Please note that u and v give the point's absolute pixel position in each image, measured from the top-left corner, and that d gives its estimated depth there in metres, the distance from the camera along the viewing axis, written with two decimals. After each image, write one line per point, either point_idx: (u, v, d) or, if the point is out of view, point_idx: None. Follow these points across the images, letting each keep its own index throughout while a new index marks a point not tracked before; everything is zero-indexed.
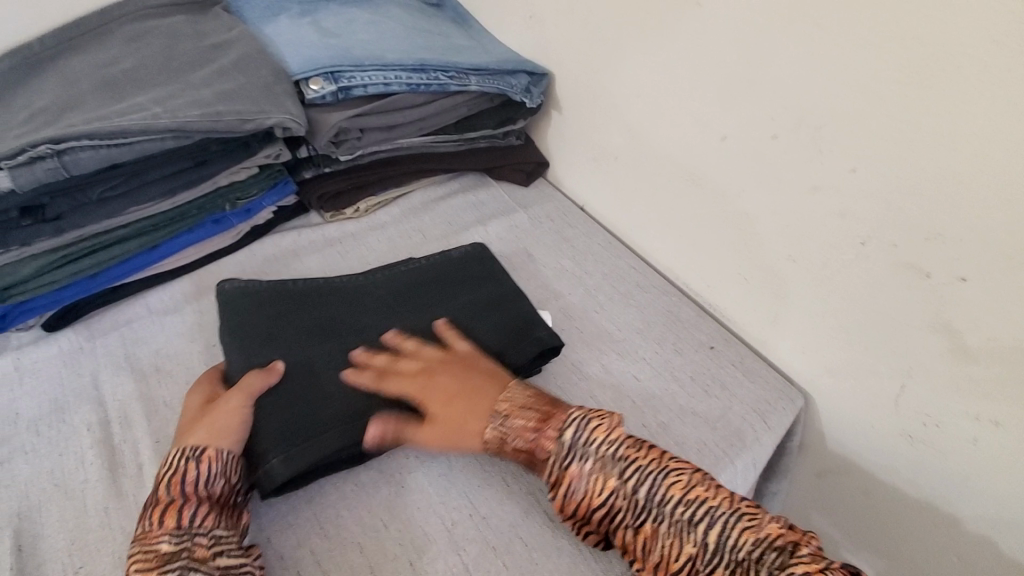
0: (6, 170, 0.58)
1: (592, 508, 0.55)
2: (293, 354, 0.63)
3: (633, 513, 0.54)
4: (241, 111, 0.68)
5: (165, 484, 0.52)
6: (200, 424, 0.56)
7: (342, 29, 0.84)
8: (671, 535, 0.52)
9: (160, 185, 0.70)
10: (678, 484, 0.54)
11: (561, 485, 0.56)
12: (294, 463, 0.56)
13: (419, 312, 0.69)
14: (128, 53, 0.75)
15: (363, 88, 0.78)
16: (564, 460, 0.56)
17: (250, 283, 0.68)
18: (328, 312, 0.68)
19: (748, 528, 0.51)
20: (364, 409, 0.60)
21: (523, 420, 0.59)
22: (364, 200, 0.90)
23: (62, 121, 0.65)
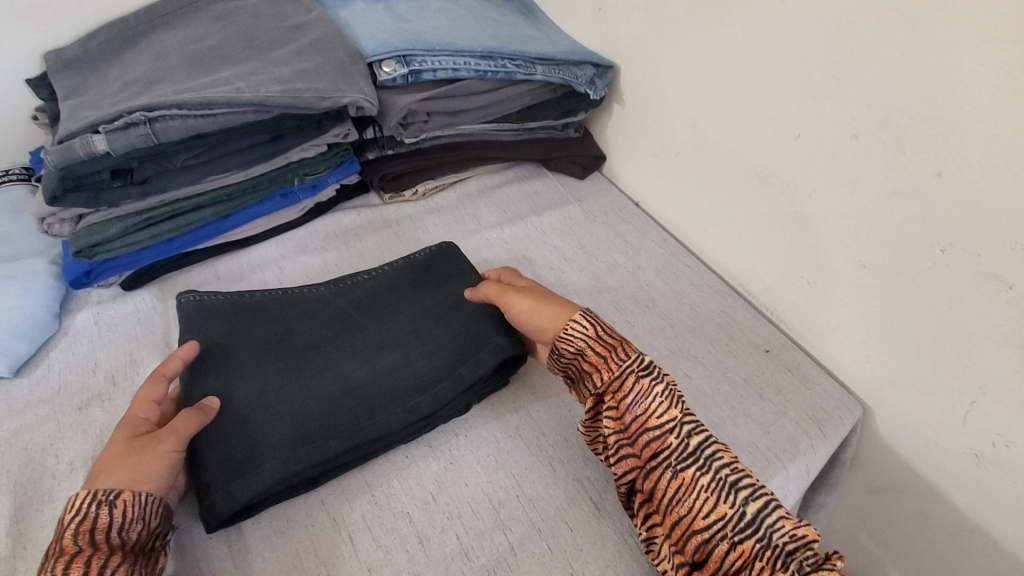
0: (103, 133, 0.62)
1: (646, 427, 0.58)
2: (244, 374, 0.61)
3: (680, 455, 0.56)
4: (318, 89, 0.70)
5: (71, 532, 0.48)
6: (115, 466, 0.52)
7: (414, 15, 0.86)
8: (709, 492, 0.54)
9: (238, 157, 0.73)
10: (728, 452, 0.57)
11: (628, 393, 0.59)
12: (235, 496, 0.54)
13: (379, 323, 0.68)
14: (214, 30, 0.78)
15: (433, 72, 0.80)
16: (642, 371, 0.59)
17: (208, 296, 0.67)
18: (285, 325, 0.67)
19: (785, 516, 0.54)
20: (313, 433, 0.58)
21: (603, 329, 0.63)
22: (423, 183, 0.92)
23: (153, 91, 0.69)
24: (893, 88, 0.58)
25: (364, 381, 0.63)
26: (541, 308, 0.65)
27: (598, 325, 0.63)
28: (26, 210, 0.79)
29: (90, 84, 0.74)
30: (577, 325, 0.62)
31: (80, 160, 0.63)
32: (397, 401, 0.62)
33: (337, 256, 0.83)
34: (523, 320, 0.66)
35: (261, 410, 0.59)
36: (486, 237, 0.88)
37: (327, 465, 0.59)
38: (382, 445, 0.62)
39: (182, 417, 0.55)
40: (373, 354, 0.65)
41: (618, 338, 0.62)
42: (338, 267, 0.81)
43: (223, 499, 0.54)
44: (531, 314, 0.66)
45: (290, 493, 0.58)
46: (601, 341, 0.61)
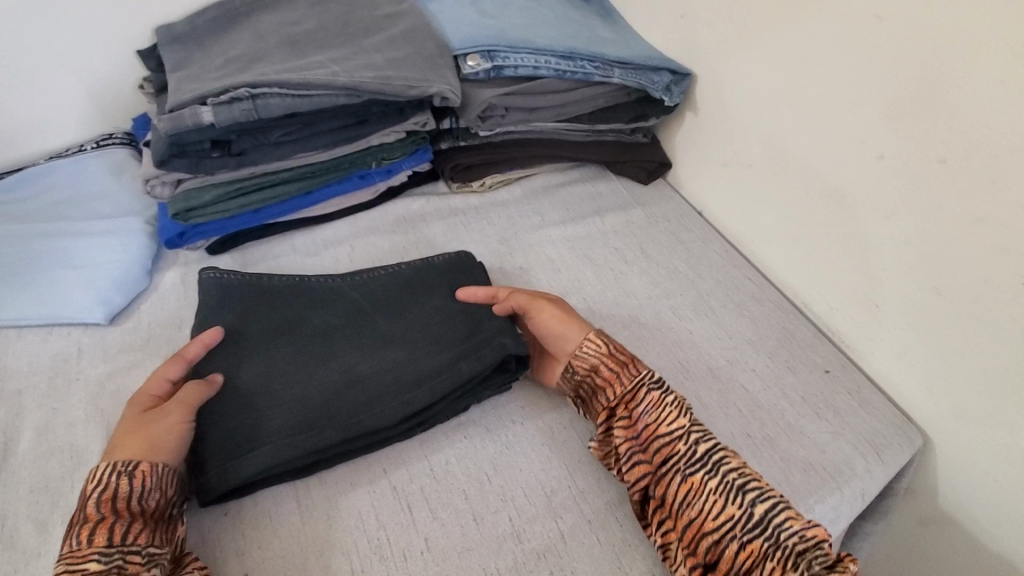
0: (211, 106, 0.67)
1: (657, 435, 0.60)
2: (254, 358, 0.64)
3: (688, 461, 0.58)
4: (408, 77, 0.73)
5: (94, 501, 0.50)
6: (128, 439, 0.55)
7: (498, 11, 0.88)
8: (717, 494, 0.56)
9: (326, 138, 0.77)
10: (736, 457, 0.58)
11: (640, 402, 0.61)
12: (230, 477, 0.56)
13: (389, 318, 0.69)
14: (311, 15, 0.82)
15: (514, 69, 0.81)
16: (651, 384, 0.62)
17: (228, 274, 0.70)
18: (300, 312, 0.69)
19: (794, 516, 0.54)
20: (310, 421, 0.60)
21: (617, 349, 0.65)
22: (490, 175, 0.94)
23: (255, 70, 0.75)
24: (988, 116, 0.57)
25: (368, 374, 0.64)
26: (569, 320, 0.67)
27: (613, 343, 0.65)
28: (126, 172, 0.85)
29: (196, 58, 0.79)
30: (591, 344, 0.65)
31: (187, 129, 0.67)
32: (394, 396, 0.62)
33: (404, 239, 0.86)
34: (547, 330, 0.67)
35: (265, 395, 0.62)
36: (549, 233, 0.90)
37: (320, 455, 0.60)
38: (378, 440, 0.62)
39: (189, 390, 0.58)
40: (380, 347, 0.66)
41: (627, 355, 0.65)
42: (405, 250, 0.85)
43: (218, 477, 0.56)
44: (559, 324, 0.67)
45: (283, 478, 0.60)
46: (614, 359, 0.64)
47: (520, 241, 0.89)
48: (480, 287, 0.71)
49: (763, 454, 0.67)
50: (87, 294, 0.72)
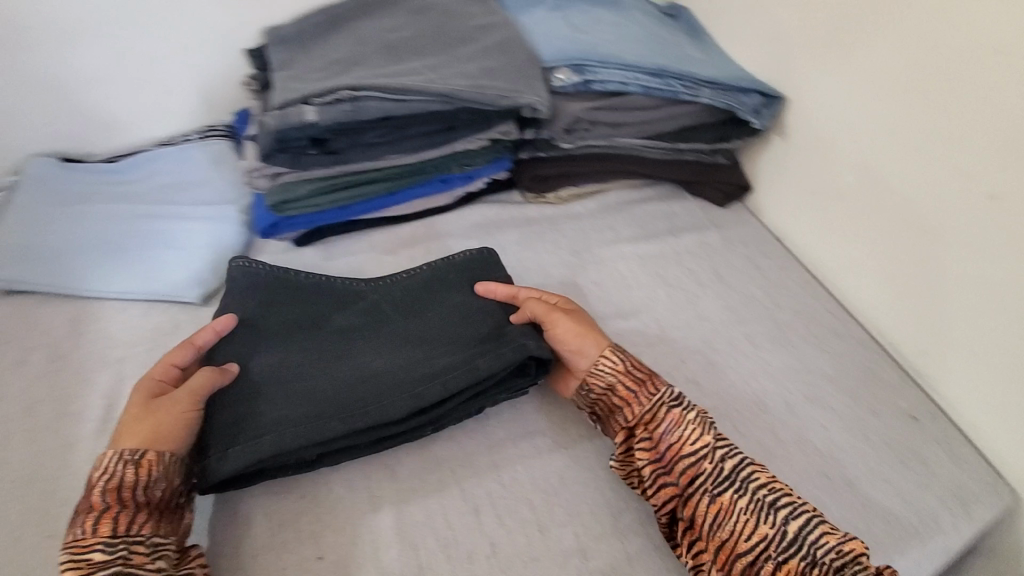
0: (317, 106, 0.71)
1: (681, 456, 0.59)
2: (269, 348, 0.65)
3: (715, 480, 0.57)
4: (501, 87, 0.74)
5: (99, 490, 0.51)
6: (135, 425, 0.55)
7: (588, 26, 0.89)
8: (748, 513, 0.56)
9: (415, 142, 0.79)
10: (764, 472, 0.58)
11: (661, 422, 0.61)
12: (233, 462, 0.56)
13: (405, 317, 0.69)
14: (409, 24, 0.85)
15: (602, 84, 0.82)
16: (672, 402, 0.62)
17: (253, 264, 0.71)
18: (320, 308, 0.69)
19: (828, 531, 0.55)
20: (320, 413, 0.60)
21: (633, 365, 0.64)
22: (565, 188, 0.95)
23: (352, 74, 0.78)
24: None
25: (381, 369, 0.63)
26: (586, 334, 0.66)
27: (630, 360, 0.64)
28: (225, 162, 0.90)
29: (300, 60, 0.84)
30: (607, 360, 0.64)
31: (293, 126, 0.71)
32: (404, 391, 0.61)
33: (478, 245, 0.89)
34: (563, 343, 0.66)
35: (276, 384, 0.62)
36: (622, 249, 0.90)
37: (326, 447, 0.59)
38: (385, 436, 0.61)
39: (199, 375, 0.59)
40: (394, 345, 0.66)
41: (647, 372, 0.64)
42: None
43: (221, 461, 0.56)
44: (575, 336, 0.66)
45: (287, 471, 0.60)
46: (631, 376, 0.63)
47: (592, 255, 0.89)
48: (499, 286, 0.71)
49: (839, 496, 0.65)
50: (184, 274, 0.76)
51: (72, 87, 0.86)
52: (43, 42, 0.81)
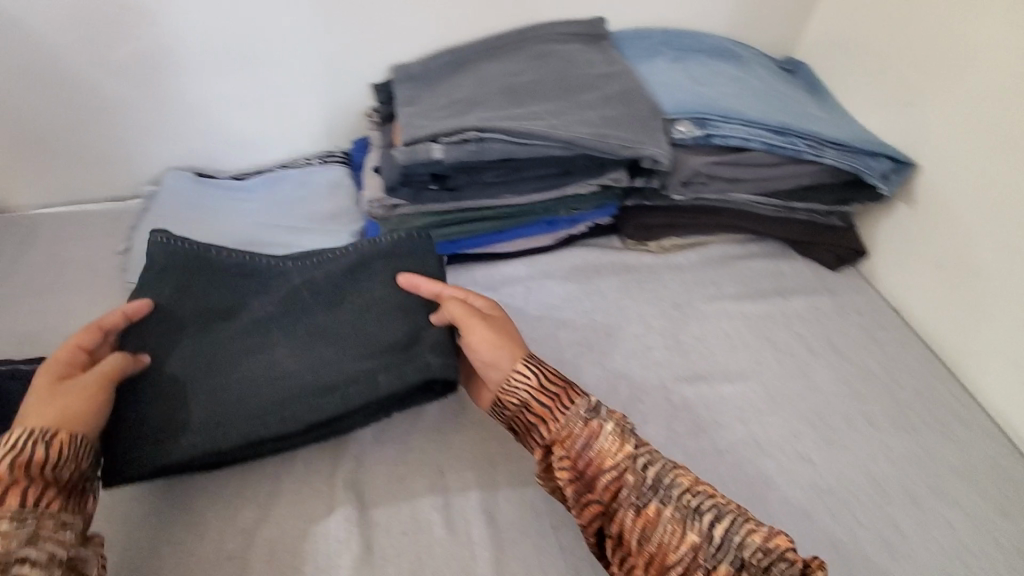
0: (443, 144, 0.73)
1: (603, 470, 0.58)
2: (188, 343, 0.67)
3: (640, 492, 0.57)
4: (623, 138, 0.74)
5: (5, 464, 0.50)
6: (58, 412, 0.54)
7: (709, 79, 0.88)
8: (675, 521, 0.56)
9: (531, 184, 0.80)
10: (687, 475, 0.58)
11: (578, 439, 0.59)
12: (136, 465, 0.60)
13: (321, 316, 0.69)
14: (531, 68, 0.87)
15: (723, 139, 0.80)
16: (590, 413, 0.60)
17: (172, 240, 0.72)
18: (239, 296, 0.70)
19: (754, 530, 0.55)
20: (241, 425, 0.62)
21: (553, 378, 0.63)
22: (668, 238, 0.93)
23: (472, 115, 0.81)
24: None
25: (283, 371, 0.66)
26: (500, 343, 0.66)
27: (543, 373, 0.63)
28: (342, 189, 0.94)
29: (423, 97, 0.87)
30: (520, 376, 0.63)
31: (419, 162, 0.74)
32: (297, 401, 0.64)
33: (577, 288, 0.88)
34: (477, 350, 0.66)
35: (190, 386, 0.64)
36: (725, 305, 0.88)
37: (229, 454, 0.63)
38: (279, 442, 0.65)
39: (114, 360, 0.60)
40: (296, 343, 0.67)
41: (565, 382, 0.63)
42: (579, 301, 0.87)
43: (124, 463, 0.60)
44: (490, 345, 0.65)
45: (189, 470, 0.64)
46: (547, 391, 0.62)
47: (695, 309, 0.87)
48: (426, 281, 0.70)
49: None
50: None
51: (209, 109, 0.91)
52: (190, 70, 0.87)
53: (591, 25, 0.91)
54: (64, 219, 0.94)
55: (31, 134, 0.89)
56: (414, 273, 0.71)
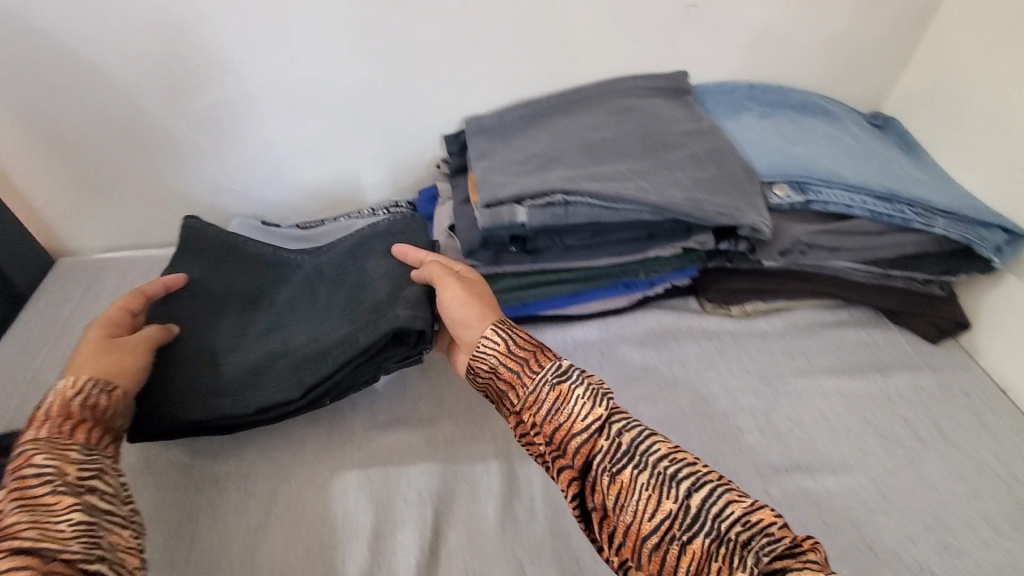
0: (528, 208, 0.70)
1: (571, 435, 0.56)
2: (212, 321, 0.74)
3: (612, 457, 0.55)
4: (719, 205, 0.69)
5: (79, 404, 0.58)
6: (84, 352, 0.63)
7: (800, 137, 0.83)
8: (649, 489, 0.52)
9: (613, 248, 0.76)
10: (666, 444, 0.55)
11: (545, 403, 0.58)
12: (160, 425, 0.66)
13: (324, 292, 0.76)
14: (611, 123, 0.83)
15: (824, 205, 0.75)
16: (559, 376, 0.59)
17: (205, 228, 0.80)
18: (261, 282, 0.78)
19: (734, 500, 0.51)
20: (255, 389, 0.68)
21: (520, 337, 0.63)
22: (752, 302, 0.88)
23: (550, 173, 0.77)
24: None
25: (292, 344, 0.71)
26: (468, 303, 0.67)
27: (512, 337, 0.63)
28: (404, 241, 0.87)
29: (497, 151, 0.83)
30: (489, 342, 0.63)
31: (501, 225, 0.70)
32: (299, 368, 0.68)
33: (655, 355, 0.83)
34: (449, 309, 0.67)
35: (206, 353, 0.71)
36: (819, 382, 0.82)
37: (241, 418, 0.67)
38: (284, 409, 0.68)
39: (157, 330, 0.69)
40: (308, 321, 0.73)
41: (536, 346, 0.63)
42: (657, 369, 0.81)
43: (148, 421, 0.66)
44: (460, 305, 0.67)
45: (210, 432, 0.68)
46: (519, 352, 0.62)
47: (787, 385, 0.81)
48: (413, 250, 0.74)
49: None
50: None
51: (277, 156, 0.90)
52: (262, 118, 0.86)
53: (673, 79, 0.87)
54: (130, 263, 0.93)
55: (101, 178, 0.88)
56: (409, 245, 0.76)
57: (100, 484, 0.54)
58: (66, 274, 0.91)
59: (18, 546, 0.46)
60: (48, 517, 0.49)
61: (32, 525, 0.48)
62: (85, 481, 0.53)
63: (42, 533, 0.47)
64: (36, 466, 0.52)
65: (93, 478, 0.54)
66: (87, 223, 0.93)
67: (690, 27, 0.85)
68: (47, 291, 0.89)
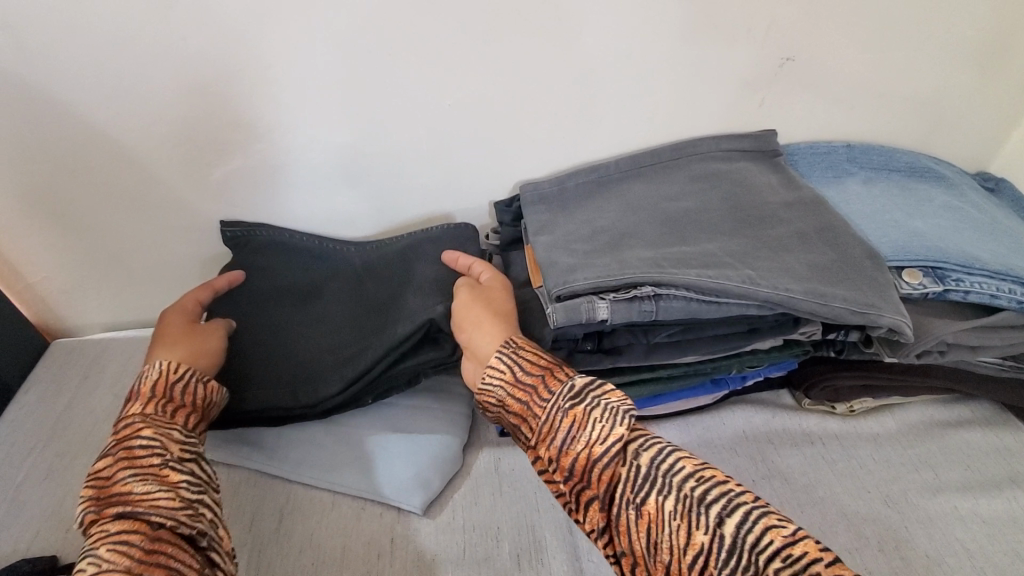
0: (610, 301, 0.58)
1: (589, 463, 0.49)
2: (259, 316, 0.71)
3: (635, 485, 0.47)
4: (848, 298, 0.57)
5: (180, 390, 0.58)
6: (173, 337, 0.63)
7: (916, 208, 0.71)
8: (678, 518, 0.44)
9: (707, 344, 0.63)
10: (692, 461, 0.48)
11: (558, 431, 0.50)
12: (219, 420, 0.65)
13: (374, 287, 0.73)
14: (693, 191, 0.71)
15: (963, 294, 0.62)
16: (573, 398, 0.51)
17: (250, 230, 0.76)
18: (312, 276, 0.75)
19: (775, 528, 0.42)
20: (300, 387, 0.65)
21: (532, 356, 0.56)
22: (860, 400, 0.74)
23: (626, 252, 0.64)
24: None
25: (340, 339, 0.69)
26: (475, 310, 0.62)
27: (520, 358, 0.56)
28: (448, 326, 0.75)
29: (559, 223, 0.71)
30: (494, 371, 0.57)
31: (578, 322, 0.58)
32: (342, 365, 0.66)
33: (752, 467, 0.69)
34: (462, 318, 0.63)
35: (254, 347, 0.69)
36: (954, 504, 0.65)
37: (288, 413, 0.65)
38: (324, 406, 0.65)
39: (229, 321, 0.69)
40: (355, 316, 0.71)
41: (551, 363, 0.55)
42: (757, 487, 0.67)
43: None
44: (469, 312, 0.63)
45: (258, 424, 0.67)
46: (529, 374, 0.55)
47: (914, 506, 0.65)
48: (461, 256, 0.71)
49: None
50: (408, 473, 0.65)
51: (308, 224, 0.80)
52: (291, 185, 0.75)
53: (763, 140, 0.76)
54: (134, 344, 0.82)
55: (110, 251, 0.78)
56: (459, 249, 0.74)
57: (201, 466, 0.54)
58: (63, 358, 0.80)
59: (128, 516, 0.47)
60: (157, 487, 0.49)
61: (142, 495, 0.48)
62: (188, 460, 0.53)
63: (150, 505, 0.48)
64: (145, 440, 0.52)
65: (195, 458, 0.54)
66: (93, 298, 0.83)
67: (784, 82, 0.74)
68: (41, 380, 0.77)
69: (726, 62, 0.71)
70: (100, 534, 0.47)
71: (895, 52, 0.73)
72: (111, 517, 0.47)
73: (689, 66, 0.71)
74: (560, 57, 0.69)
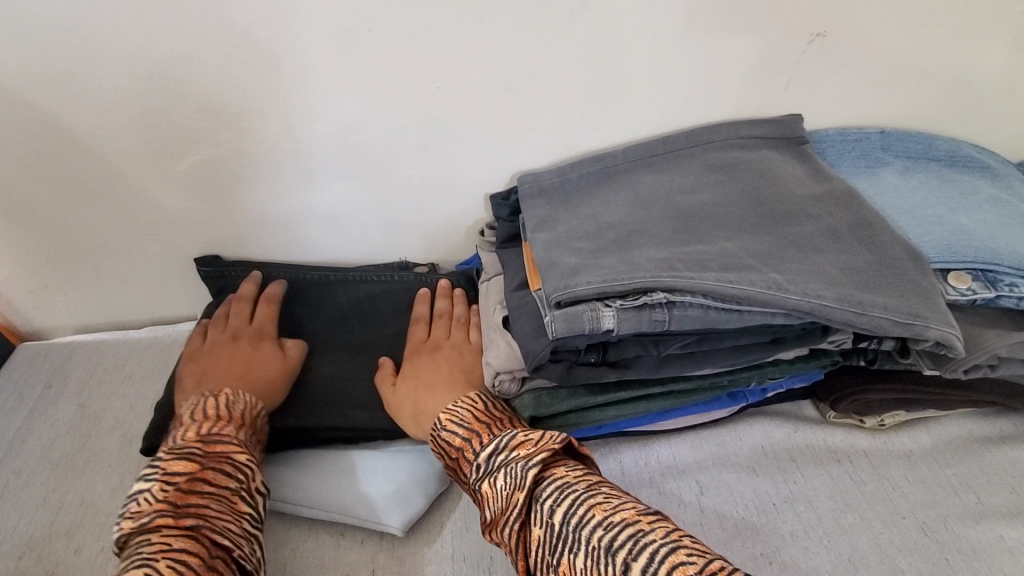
0: (617, 309, 0.52)
1: (505, 530, 0.47)
2: None
3: (550, 547, 0.45)
4: (889, 305, 0.51)
5: (253, 423, 0.58)
6: (269, 373, 0.64)
7: (959, 202, 0.63)
8: (589, 572, 0.42)
9: (726, 356, 0.56)
10: (602, 506, 0.45)
11: (479, 508, 0.50)
12: None
13: (365, 327, 0.73)
14: (710, 184, 0.64)
15: (1017, 301, 0.55)
16: (481, 476, 0.50)
17: (223, 269, 0.73)
18: (296, 312, 0.73)
19: (680, 565, 0.40)
20: (284, 417, 0.63)
21: (451, 435, 0.54)
22: (892, 413, 0.67)
23: (635, 252, 0.57)
24: None
25: (327, 376, 0.68)
26: (418, 399, 0.61)
27: (443, 441, 0.55)
28: None
29: (560, 218, 0.64)
30: (435, 453, 0.56)
31: (580, 333, 0.52)
32: (335, 406, 0.65)
33: (773, 489, 0.62)
34: (404, 408, 0.62)
35: None
36: (1000, 533, 0.58)
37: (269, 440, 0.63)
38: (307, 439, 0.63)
39: (297, 354, 0.68)
40: (345, 355, 0.70)
41: (463, 441, 0.53)
42: (778, 510, 0.60)
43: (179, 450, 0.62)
44: (411, 404, 0.61)
45: None
46: (451, 459, 0.54)
47: (955, 536, 0.58)
48: (421, 309, 0.71)
49: None
50: (383, 489, 0.60)
51: (289, 223, 0.73)
52: (267, 177, 0.69)
53: (788, 126, 0.68)
54: (102, 348, 0.76)
55: (74, 250, 0.72)
56: (443, 284, 0.73)
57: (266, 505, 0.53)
58: (26, 365, 0.74)
59: (196, 532, 0.46)
60: (231, 515, 0.48)
61: (217, 516, 0.47)
62: (259, 494, 0.52)
63: (222, 528, 0.47)
64: (234, 459, 0.52)
65: (265, 497, 0.53)
66: (60, 301, 0.77)
67: (814, 62, 0.66)
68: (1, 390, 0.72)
69: (749, 37, 0.64)
70: (163, 541, 0.44)
71: (941, 29, 0.65)
72: (183, 529, 0.45)
73: (707, 43, 0.64)
74: (566, 33, 0.61)
